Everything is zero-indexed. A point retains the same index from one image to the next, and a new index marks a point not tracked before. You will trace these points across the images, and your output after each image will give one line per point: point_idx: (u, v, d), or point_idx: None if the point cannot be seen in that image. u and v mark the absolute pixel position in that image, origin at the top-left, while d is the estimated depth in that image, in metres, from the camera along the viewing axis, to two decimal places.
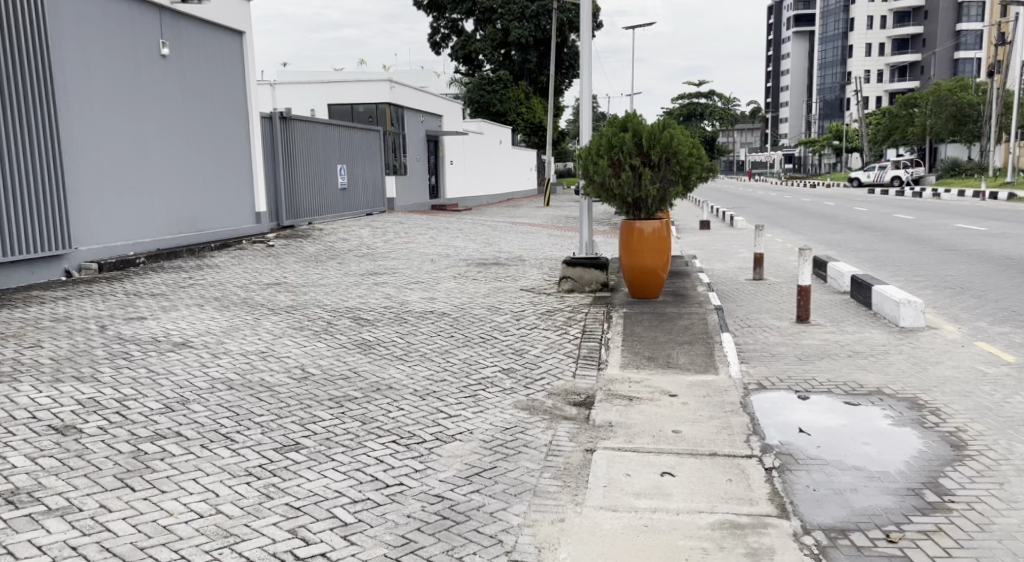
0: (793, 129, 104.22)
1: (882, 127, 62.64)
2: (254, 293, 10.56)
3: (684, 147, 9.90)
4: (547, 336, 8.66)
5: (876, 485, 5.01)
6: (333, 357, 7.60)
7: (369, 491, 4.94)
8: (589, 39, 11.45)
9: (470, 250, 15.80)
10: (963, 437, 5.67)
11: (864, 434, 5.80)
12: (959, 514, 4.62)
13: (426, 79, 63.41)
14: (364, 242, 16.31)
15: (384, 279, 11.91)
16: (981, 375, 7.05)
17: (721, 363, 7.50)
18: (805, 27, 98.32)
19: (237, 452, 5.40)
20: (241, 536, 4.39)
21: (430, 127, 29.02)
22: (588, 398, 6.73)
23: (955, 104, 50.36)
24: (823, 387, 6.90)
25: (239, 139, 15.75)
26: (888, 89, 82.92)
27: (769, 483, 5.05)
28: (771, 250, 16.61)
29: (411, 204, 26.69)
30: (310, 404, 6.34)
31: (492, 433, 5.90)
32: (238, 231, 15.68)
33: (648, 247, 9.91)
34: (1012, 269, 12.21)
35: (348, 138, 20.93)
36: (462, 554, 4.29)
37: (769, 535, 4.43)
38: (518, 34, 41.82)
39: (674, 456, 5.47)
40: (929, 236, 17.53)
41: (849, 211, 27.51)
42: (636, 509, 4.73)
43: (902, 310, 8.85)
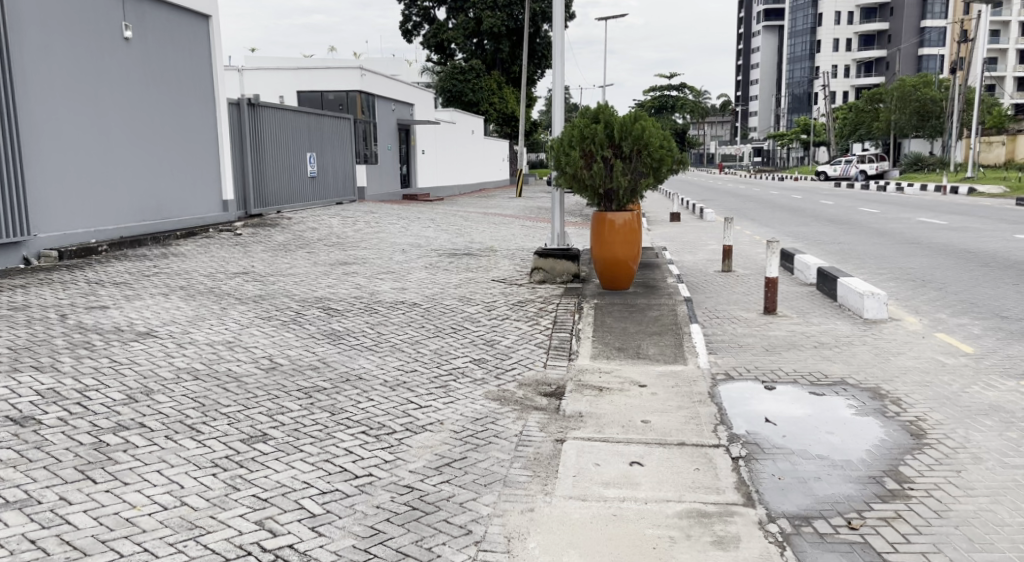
0: (762, 123, 105.06)
1: (848, 122, 63.43)
2: (221, 282, 10.49)
3: (654, 140, 9.96)
4: (518, 327, 8.71)
5: (839, 473, 5.12)
6: (302, 348, 7.58)
7: (338, 482, 4.95)
8: (561, 30, 11.45)
9: (442, 240, 15.78)
10: (923, 426, 5.80)
11: (828, 424, 5.91)
12: (918, 501, 4.73)
13: (397, 67, 63.08)
14: (334, 232, 16.21)
15: (355, 269, 11.88)
16: (940, 365, 7.21)
17: (690, 354, 7.60)
18: (775, 21, 99.23)
19: (202, 443, 5.37)
20: (206, 528, 4.39)
21: (401, 116, 28.89)
22: (559, 389, 6.79)
23: (919, 99, 51.35)
24: (789, 377, 7.02)
25: (206, 125, 15.58)
26: (855, 84, 83.93)
27: (736, 472, 5.13)
28: (740, 242, 16.81)
29: (382, 194, 26.56)
30: (279, 394, 6.32)
31: (462, 423, 5.93)
32: (205, 219, 15.53)
33: (618, 239, 9.97)
34: (971, 262, 12.46)
35: (318, 126, 20.79)
36: (432, 544, 4.32)
37: (735, 523, 4.51)
38: (490, 23, 41.65)
39: (642, 446, 5.54)
40: (893, 229, 17.83)
41: (816, 204, 27.84)
42: (605, 499, 4.79)
43: (866, 302, 8.99)
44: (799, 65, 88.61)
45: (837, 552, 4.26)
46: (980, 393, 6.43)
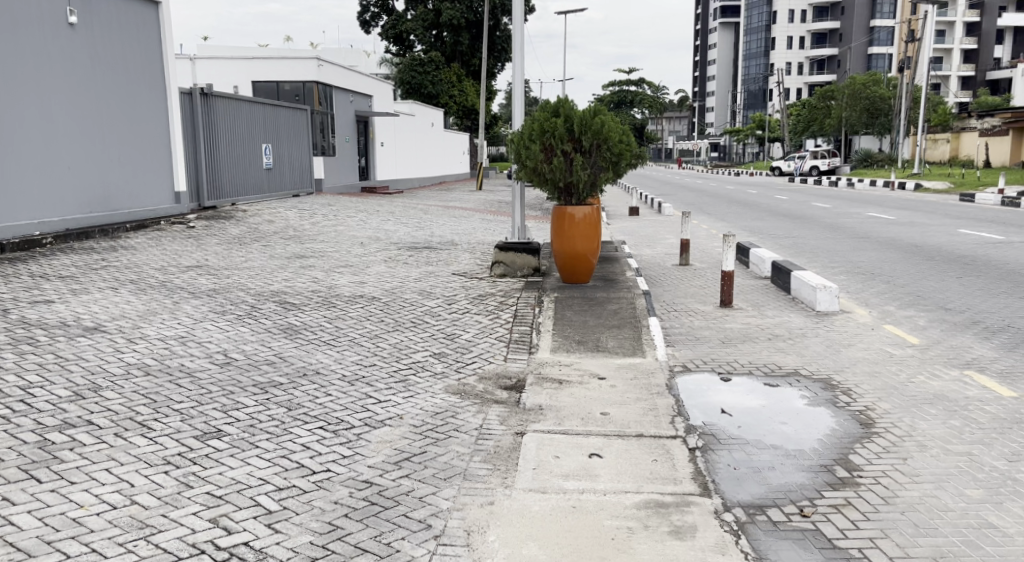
0: (719, 118, 106.19)
1: (801, 118, 64.37)
2: (173, 276, 10.35)
3: (613, 134, 10.05)
4: (479, 321, 8.74)
5: (792, 462, 5.24)
6: (257, 342, 7.53)
7: (295, 478, 4.94)
8: (521, 22, 11.45)
9: (401, 233, 15.72)
10: (872, 415, 5.96)
11: (781, 414, 6.04)
12: (866, 488, 4.87)
13: (355, 59, 62.62)
14: (291, 225, 16.07)
15: (312, 263, 11.80)
16: (888, 356, 7.41)
17: (648, 347, 7.70)
18: (730, 18, 100.44)
19: (154, 441, 5.32)
20: (157, 527, 4.35)
21: (360, 108, 28.72)
22: (519, 382, 6.83)
23: (868, 97, 52.30)
24: (744, 368, 7.15)
25: (156, 116, 15.25)
26: (808, 81, 85.22)
27: (692, 463, 5.23)
28: (697, 236, 17.03)
29: (340, 187, 26.36)
30: (233, 391, 6.27)
31: (422, 418, 5.95)
32: (156, 211, 15.26)
33: (579, 233, 10.04)
34: (917, 256, 12.78)
35: (274, 118, 20.56)
36: (390, 540, 4.33)
37: (692, 513, 4.60)
38: (450, 15, 41.77)
39: (601, 438, 5.61)
40: (844, 224, 18.21)
41: (771, 199, 28.19)
42: (564, 491, 4.85)
43: (819, 295, 9.19)
44: (755, 62, 89.68)
45: (790, 540, 4.37)
46: (925, 383, 6.61)
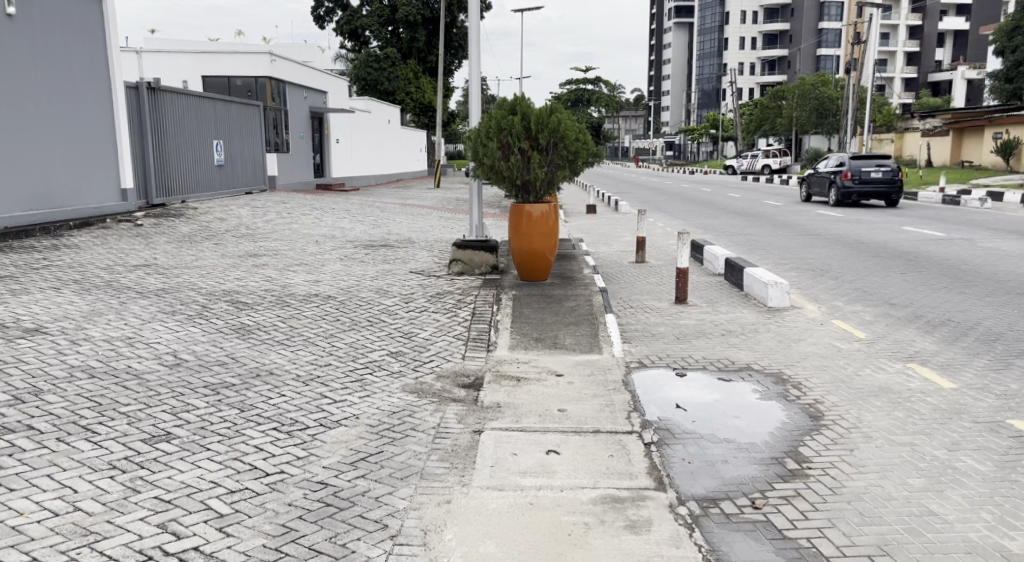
0: (674, 117, 107.20)
1: (753, 117, 65.18)
2: (119, 276, 10.13)
3: (570, 133, 10.10)
4: (436, 319, 8.71)
5: (744, 455, 5.34)
6: (209, 343, 7.43)
7: (247, 480, 4.90)
8: (477, 20, 11.44)
9: (357, 231, 15.62)
10: (821, 408, 6.09)
11: (734, 409, 6.14)
12: (815, 479, 4.99)
13: (308, 55, 61.89)
14: (244, 223, 15.87)
15: (266, 261, 11.65)
16: (836, 350, 7.59)
17: (605, 343, 7.77)
18: (685, 19, 101.46)
19: (98, 445, 5.23)
20: (102, 533, 4.29)
21: (314, 104, 28.45)
22: (477, 380, 6.84)
23: (818, 97, 53.45)
24: (698, 364, 7.26)
25: (100, 111, 14.92)
26: (760, 81, 86.44)
27: (648, 458, 5.29)
28: (653, 233, 17.20)
29: (294, 184, 26.09)
30: (183, 392, 6.20)
31: (379, 417, 5.94)
32: (102, 209, 14.98)
33: (536, 230, 10.09)
34: (864, 253, 13.07)
35: (225, 113, 20.28)
36: (346, 540, 4.33)
37: (647, 507, 4.66)
38: (405, 12, 41.55)
39: (558, 435, 5.66)
40: (794, 221, 18.52)
41: (724, 198, 27.86)
42: (521, 488, 4.88)
43: (770, 291, 9.36)
44: (709, 62, 90.65)
45: (742, 532, 4.45)
46: (871, 376, 6.79)
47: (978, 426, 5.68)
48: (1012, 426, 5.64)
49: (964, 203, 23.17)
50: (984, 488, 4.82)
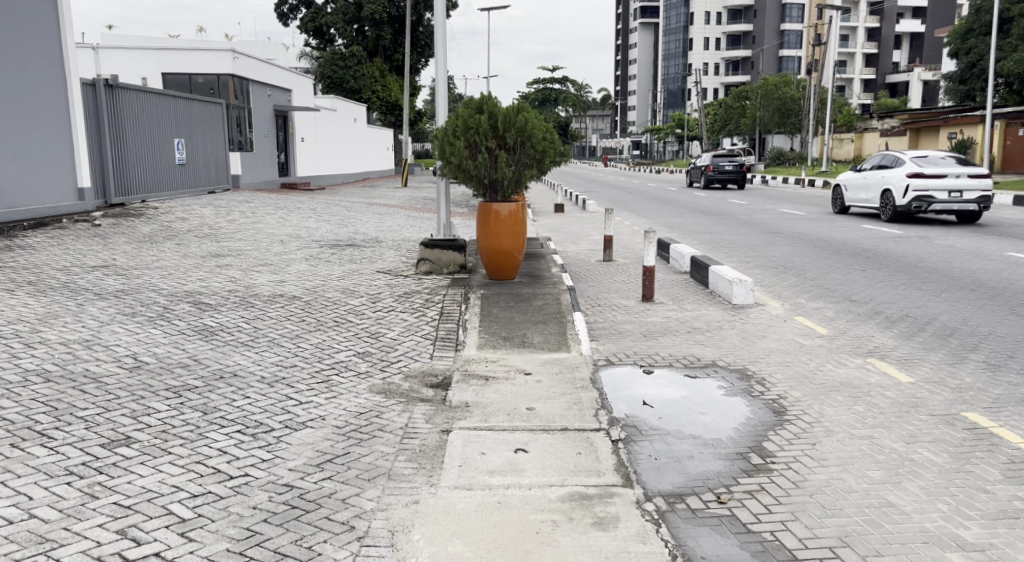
0: (640, 117, 107.89)
1: (718, 117, 65.83)
2: (77, 277, 9.97)
3: (537, 132, 10.12)
4: (403, 320, 8.68)
5: (710, 451, 5.40)
6: (171, 345, 7.34)
7: (211, 484, 4.85)
8: (443, 19, 11.41)
9: (323, 231, 15.53)
10: (784, 403, 6.18)
11: (700, 405, 6.21)
12: (779, 473, 5.06)
13: (273, 53, 61.42)
14: (207, 223, 15.69)
15: (229, 262, 11.52)
16: (799, 345, 7.71)
17: (573, 341, 7.81)
18: (650, 19, 102.17)
19: (55, 451, 5.15)
20: (59, 541, 4.22)
21: (278, 102, 28.18)
22: (446, 380, 6.85)
23: (780, 98, 53.70)
24: (665, 361, 7.32)
25: (55, 107, 14.66)
26: (725, 81, 87.29)
27: (615, 454, 5.33)
28: (619, 232, 17.32)
29: (258, 183, 25.86)
30: (145, 395, 6.12)
31: (346, 418, 5.92)
32: (57, 208, 14.74)
33: (504, 229, 10.10)
34: (826, 250, 13.27)
35: (186, 111, 20.01)
36: (312, 543, 4.31)
37: (614, 503, 4.69)
38: (371, 10, 41.22)
39: (527, 433, 5.68)
40: (759, 220, 18.68)
41: (692, 198, 27.41)
42: (489, 487, 4.89)
43: (735, 288, 9.47)
44: (674, 62, 91.21)
45: (707, 526, 4.50)
46: (832, 370, 6.91)
47: (934, 418, 5.80)
48: (967, 419, 5.77)
49: None
50: (940, 479, 4.93)
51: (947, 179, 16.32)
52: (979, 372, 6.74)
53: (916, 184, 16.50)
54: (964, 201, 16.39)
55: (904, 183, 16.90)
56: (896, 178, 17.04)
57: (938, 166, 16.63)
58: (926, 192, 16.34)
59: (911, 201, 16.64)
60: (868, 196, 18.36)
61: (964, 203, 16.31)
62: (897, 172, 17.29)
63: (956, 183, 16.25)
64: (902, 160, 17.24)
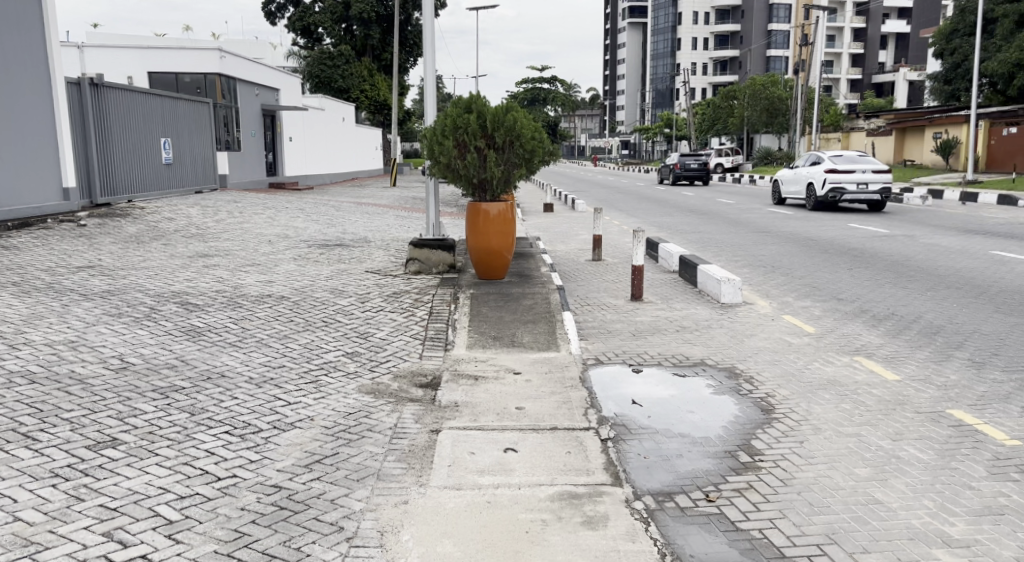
0: (629, 117, 108.07)
1: (707, 117, 66.01)
2: (62, 278, 9.91)
3: (526, 131, 10.12)
4: (392, 319, 8.66)
5: (699, 449, 5.42)
6: (157, 346, 7.31)
7: (198, 485, 4.84)
8: (431, 18, 11.38)
9: (311, 231, 15.48)
10: (772, 401, 6.21)
11: (689, 404, 6.22)
12: (767, 471, 5.08)
13: (261, 52, 61.18)
14: (194, 222, 15.61)
15: (216, 262, 11.47)
16: (787, 344, 7.74)
17: (563, 340, 7.82)
18: (639, 19, 102.37)
19: (40, 453, 5.12)
20: (44, 544, 4.20)
21: (266, 101, 28.09)
22: (435, 379, 6.85)
23: (768, 98, 53.97)
24: (654, 360, 7.34)
25: (40, 107, 14.56)
26: (713, 81, 87.53)
27: (605, 453, 5.34)
28: (608, 231, 17.35)
29: (246, 182, 25.78)
30: (131, 396, 6.09)
31: (335, 419, 5.90)
32: (42, 209, 14.66)
33: (493, 229, 10.10)
34: (813, 249, 13.33)
35: (173, 110, 19.91)
36: (301, 544, 4.30)
37: (604, 502, 4.70)
38: (359, 9, 41.15)
39: (517, 432, 5.68)
40: (748, 219, 18.70)
41: (682, 198, 27.19)
42: (479, 487, 4.89)
43: (723, 287, 9.49)
44: (663, 61, 91.32)
45: (696, 524, 4.52)
46: (820, 369, 6.94)
47: (920, 415, 5.84)
48: (952, 416, 5.80)
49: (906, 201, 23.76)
50: (925, 475, 4.96)
51: (857, 173, 19.38)
52: (965, 370, 6.78)
53: (832, 178, 19.56)
54: (870, 192, 19.43)
55: (823, 177, 20.01)
56: (818, 173, 20.06)
57: (851, 163, 19.65)
58: (839, 185, 19.44)
59: (827, 191, 19.70)
60: (797, 189, 21.58)
61: (871, 193, 19.33)
62: (819, 169, 20.41)
63: (864, 176, 19.28)
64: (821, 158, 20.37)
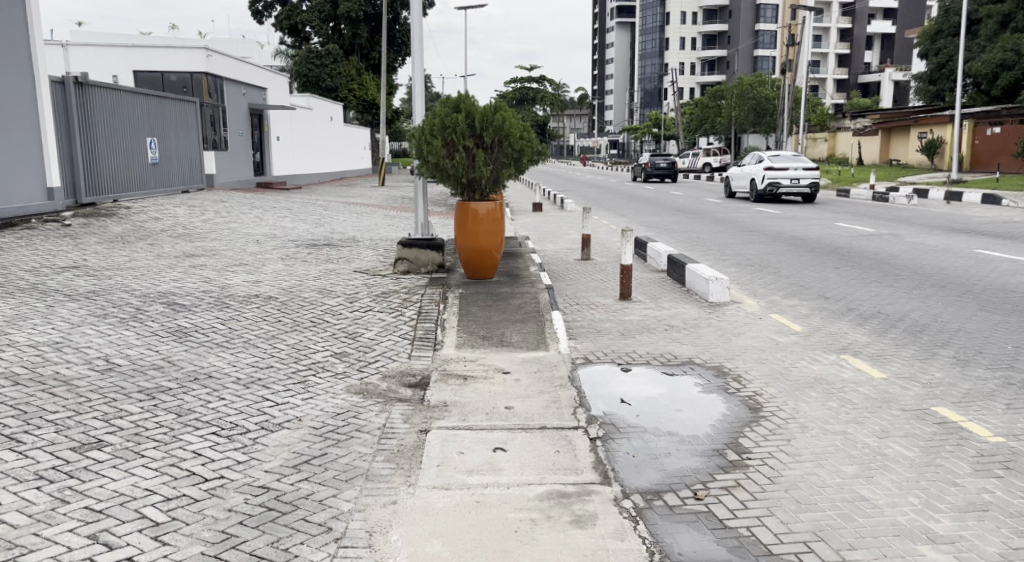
0: (617, 117, 108.25)
1: (695, 117, 66.19)
2: (47, 278, 9.85)
3: (514, 131, 10.13)
4: (381, 319, 8.65)
5: (687, 448, 5.44)
6: (143, 346, 7.27)
7: (185, 487, 4.81)
8: (419, 17, 11.36)
9: (299, 231, 15.42)
10: (760, 400, 6.23)
11: (677, 402, 6.24)
12: (754, 469, 5.10)
13: (248, 50, 60.99)
14: (180, 223, 15.54)
15: (203, 262, 11.42)
16: (774, 343, 7.77)
17: (551, 340, 7.83)
18: (627, 19, 102.57)
19: (25, 455, 5.09)
20: (28, 546, 4.18)
21: (253, 101, 27.98)
22: (424, 379, 6.84)
23: (755, 97, 54.34)
24: (642, 358, 7.36)
25: (23, 105, 14.47)
26: (701, 81, 87.77)
27: (594, 452, 5.35)
28: (597, 231, 17.39)
29: (233, 182, 25.69)
30: (117, 398, 6.06)
31: (323, 419, 5.89)
32: (25, 209, 14.57)
33: (483, 228, 10.10)
34: (800, 248, 13.39)
35: (159, 109, 19.81)
36: (289, 545, 4.29)
37: (593, 501, 4.71)
38: (347, 8, 41.10)
39: (505, 432, 5.68)
40: (735, 218, 18.77)
41: (673, 198, 26.79)
42: (467, 486, 4.89)
43: (711, 286, 9.52)
44: (650, 61, 91.48)
45: (684, 523, 4.53)
46: (806, 367, 6.97)
47: (906, 413, 5.88)
48: (937, 414, 5.85)
49: (891, 200, 23.92)
50: (911, 473, 4.99)
51: (790, 170, 22.91)
52: (949, 367, 6.83)
53: (770, 173, 22.95)
54: (802, 186, 22.87)
55: (762, 173, 23.44)
56: (758, 170, 23.50)
57: (786, 162, 23.22)
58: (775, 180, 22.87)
59: (766, 185, 23.12)
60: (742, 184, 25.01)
61: (803, 186, 22.82)
62: (759, 167, 23.83)
63: (796, 173, 22.81)
64: (761, 159, 23.87)
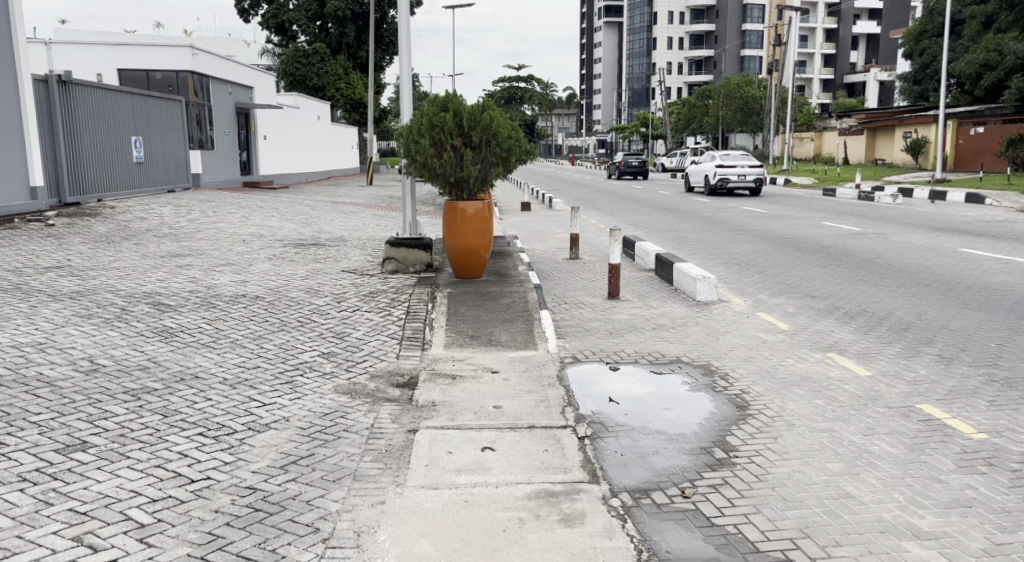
0: (606, 116, 108.34)
1: (682, 116, 66.29)
2: (31, 278, 9.79)
3: (502, 130, 10.14)
4: (369, 319, 8.63)
5: (675, 446, 5.45)
6: (128, 347, 7.22)
7: (171, 488, 4.79)
8: (406, 16, 11.35)
9: (285, 230, 15.35)
10: (747, 398, 6.25)
11: (665, 401, 6.26)
12: (742, 467, 5.12)
13: (234, 49, 60.62)
14: (166, 222, 15.45)
15: (189, 262, 11.37)
16: (762, 341, 7.80)
17: (540, 339, 7.83)
18: (615, 18, 102.76)
19: (8, 457, 5.05)
20: (12, 549, 4.15)
21: (240, 100, 27.87)
22: (412, 379, 6.83)
23: (742, 97, 54.50)
24: (630, 357, 7.38)
25: (6, 104, 14.38)
26: (688, 81, 88.01)
27: (582, 451, 5.36)
28: (585, 230, 17.40)
29: (220, 181, 25.56)
30: (102, 399, 6.02)
31: (310, 420, 5.87)
32: (8, 208, 14.49)
33: (471, 227, 10.10)
34: (788, 247, 13.45)
35: (144, 108, 19.70)
36: (276, 546, 4.28)
37: (581, 500, 4.72)
38: (334, 7, 41.01)
39: (493, 431, 5.67)
40: (723, 218, 18.84)
41: (667, 198, 26.40)
42: (456, 486, 4.89)
43: (699, 285, 9.54)
44: (638, 60, 91.65)
45: (672, 521, 4.54)
46: (793, 365, 7.00)
47: (890, 411, 5.91)
48: (922, 411, 5.88)
49: (877, 200, 24.06)
50: (896, 469, 5.02)
51: (738, 168, 26.13)
52: (934, 365, 6.88)
53: (721, 170, 26.17)
54: (748, 181, 26.07)
55: (714, 170, 26.58)
56: (711, 167, 26.61)
57: (735, 161, 26.39)
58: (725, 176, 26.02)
59: (717, 182, 26.27)
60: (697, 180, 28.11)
61: (749, 181, 26.05)
62: (710, 165, 27.04)
63: (743, 170, 26.02)
64: (711, 159, 27.21)
